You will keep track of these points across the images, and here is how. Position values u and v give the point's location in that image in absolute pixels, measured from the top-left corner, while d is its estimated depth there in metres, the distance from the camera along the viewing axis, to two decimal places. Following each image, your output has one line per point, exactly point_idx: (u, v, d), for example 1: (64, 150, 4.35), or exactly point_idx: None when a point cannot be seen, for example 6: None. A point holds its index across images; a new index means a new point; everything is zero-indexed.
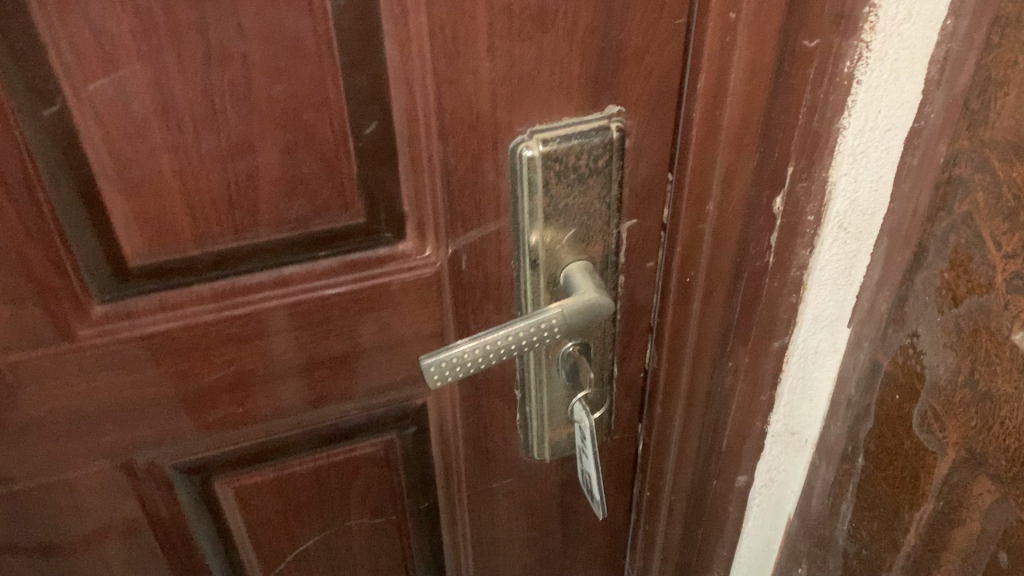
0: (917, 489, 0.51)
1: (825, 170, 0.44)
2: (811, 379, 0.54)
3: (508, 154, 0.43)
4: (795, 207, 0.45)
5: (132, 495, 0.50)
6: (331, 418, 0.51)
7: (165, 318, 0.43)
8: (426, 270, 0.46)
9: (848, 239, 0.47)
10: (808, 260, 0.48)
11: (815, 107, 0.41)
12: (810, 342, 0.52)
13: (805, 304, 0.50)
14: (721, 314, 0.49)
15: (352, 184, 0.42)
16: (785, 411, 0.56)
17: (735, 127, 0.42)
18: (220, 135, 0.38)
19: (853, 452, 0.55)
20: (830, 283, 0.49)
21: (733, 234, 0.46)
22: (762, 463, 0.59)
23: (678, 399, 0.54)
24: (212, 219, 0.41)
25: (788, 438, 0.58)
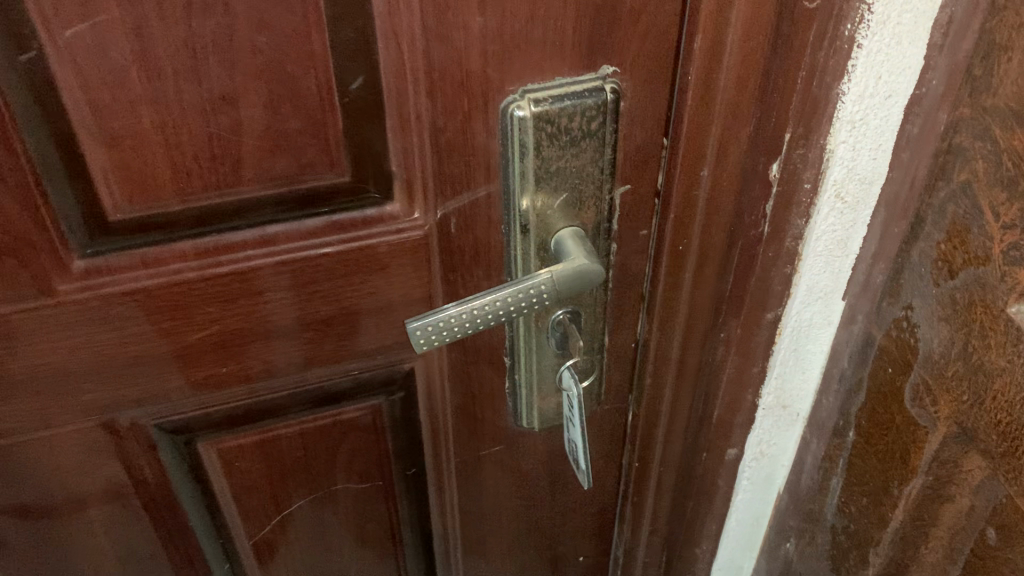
0: (907, 463, 0.50)
1: (823, 138, 0.43)
2: (804, 352, 0.54)
3: (498, 114, 0.42)
4: (792, 174, 0.44)
5: (115, 454, 0.49)
6: (318, 381, 0.51)
7: (148, 276, 0.43)
8: (414, 233, 0.46)
9: (845, 209, 0.46)
10: (804, 231, 0.47)
11: (814, 71, 0.40)
12: (804, 314, 0.51)
13: (800, 275, 0.49)
14: (714, 284, 0.49)
15: (338, 141, 0.41)
16: (777, 384, 0.55)
17: (731, 91, 0.41)
18: (203, 87, 0.37)
19: (844, 427, 0.55)
20: (825, 254, 0.48)
21: (727, 207, 0.46)
22: (752, 436, 0.58)
23: (669, 369, 0.53)
24: (194, 174, 0.40)
25: (779, 411, 0.57)
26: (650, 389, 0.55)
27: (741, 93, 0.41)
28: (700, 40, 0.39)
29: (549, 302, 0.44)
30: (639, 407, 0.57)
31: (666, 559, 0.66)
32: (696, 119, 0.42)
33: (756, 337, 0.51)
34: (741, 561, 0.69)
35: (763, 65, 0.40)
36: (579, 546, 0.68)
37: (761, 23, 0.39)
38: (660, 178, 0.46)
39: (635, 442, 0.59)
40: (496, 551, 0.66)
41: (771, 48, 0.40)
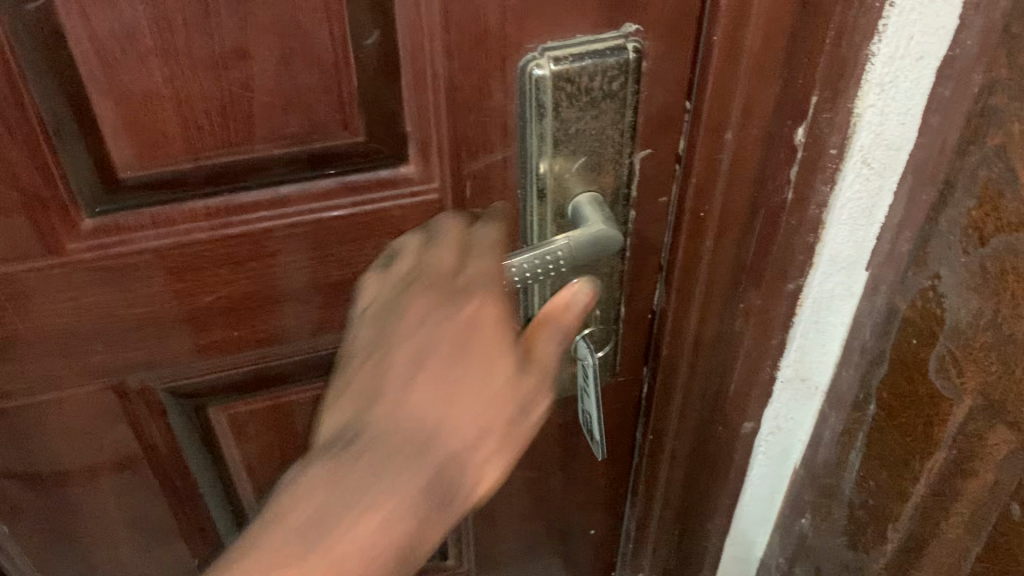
0: (929, 437, 0.50)
1: (851, 101, 0.41)
2: (824, 324, 0.52)
3: (517, 74, 0.41)
4: (817, 138, 0.42)
5: (124, 419, 0.49)
6: (330, 347, 0.50)
7: (158, 235, 0.42)
8: (429, 195, 0.45)
9: (871, 175, 0.44)
10: (829, 198, 0.45)
11: (844, 30, 0.38)
12: (826, 285, 0.49)
13: (822, 244, 0.47)
14: (733, 251, 0.47)
15: (352, 100, 0.40)
16: (795, 356, 0.53)
17: (758, 48, 0.39)
18: (214, 39, 0.36)
19: (864, 400, 0.54)
20: (850, 223, 0.46)
21: (751, 167, 0.44)
22: (770, 409, 0.56)
23: (685, 339, 0.53)
24: (205, 131, 0.39)
25: (797, 384, 0.55)
26: (666, 358, 0.54)
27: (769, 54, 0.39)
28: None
29: (568, 269, 0.44)
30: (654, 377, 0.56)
31: (678, 532, 0.66)
32: (721, 78, 0.40)
33: (776, 308, 0.50)
34: (753, 537, 0.68)
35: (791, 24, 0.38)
36: (590, 519, 0.68)
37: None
38: (681, 142, 0.45)
39: (650, 415, 0.58)
40: (506, 520, 0.65)
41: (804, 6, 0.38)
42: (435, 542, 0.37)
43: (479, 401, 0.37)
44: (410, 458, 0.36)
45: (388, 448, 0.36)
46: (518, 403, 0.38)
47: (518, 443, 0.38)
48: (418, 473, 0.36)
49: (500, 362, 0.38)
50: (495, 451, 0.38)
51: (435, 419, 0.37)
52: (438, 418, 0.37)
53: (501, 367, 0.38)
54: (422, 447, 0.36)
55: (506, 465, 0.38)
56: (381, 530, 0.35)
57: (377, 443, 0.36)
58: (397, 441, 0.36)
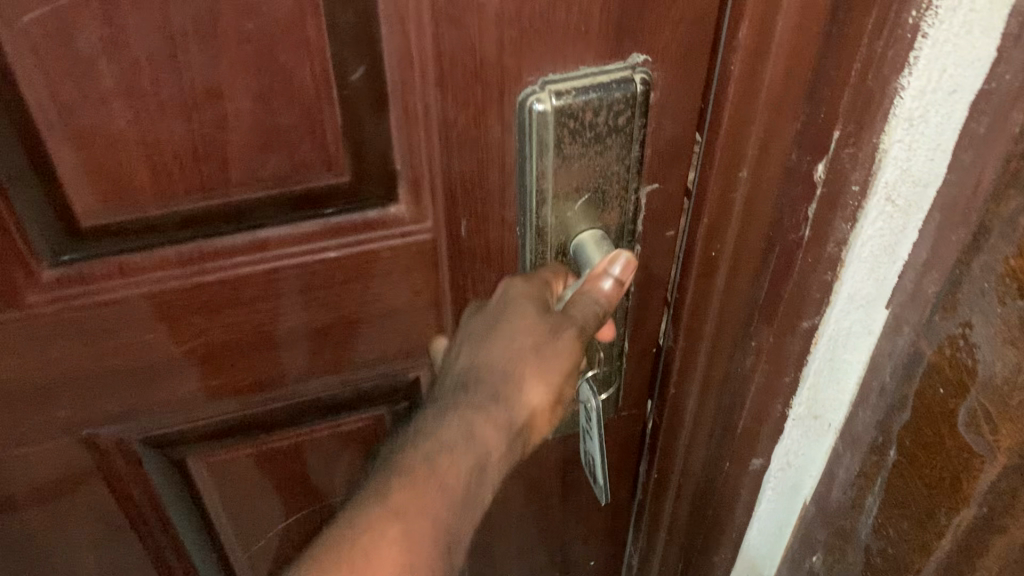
0: (957, 491, 0.47)
1: (875, 136, 0.38)
2: (839, 361, 0.49)
3: (515, 108, 0.38)
4: (838, 174, 0.39)
5: (96, 470, 0.46)
6: (315, 392, 0.47)
7: (128, 286, 0.39)
8: (421, 236, 0.42)
9: (895, 213, 0.41)
10: (849, 235, 0.42)
11: (871, 61, 0.35)
12: (843, 322, 0.46)
13: (840, 282, 0.44)
14: (746, 291, 0.45)
15: (336, 139, 0.37)
16: (809, 394, 0.51)
17: (778, 85, 0.36)
18: (183, 79, 0.33)
19: (884, 444, 0.51)
20: (871, 260, 0.43)
21: (764, 212, 0.41)
22: (780, 446, 0.54)
23: (694, 379, 0.50)
24: (176, 176, 0.35)
25: (809, 422, 0.53)
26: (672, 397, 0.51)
27: (788, 85, 0.37)
28: (745, 27, 0.35)
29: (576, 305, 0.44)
30: (661, 418, 0.53)
31: (683, 566, 0.63)
32: (736, 115, 0.38)
33: (789, 347, 0.47)
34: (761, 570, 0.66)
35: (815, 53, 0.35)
36: (590, 551, 0.65)
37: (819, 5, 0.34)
38: (692, 174, 0.43)
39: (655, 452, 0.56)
40: (505, 556, 0.62)
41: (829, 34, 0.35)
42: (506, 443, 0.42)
43: (519, 338, 0.42)
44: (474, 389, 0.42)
45: (454, 389, 0.42)
46: (547, 328, 0.42)
47: (560, 362, 0.42)
48: (480, 398, 0.42)
49: (526, 309, 0.42)
50: (539, 372, 0.42)
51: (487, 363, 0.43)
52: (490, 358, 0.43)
53: (528, 310, 0.42)
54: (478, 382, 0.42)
55: (554, 384, 0.43)
56: (449, 447, 0.40)
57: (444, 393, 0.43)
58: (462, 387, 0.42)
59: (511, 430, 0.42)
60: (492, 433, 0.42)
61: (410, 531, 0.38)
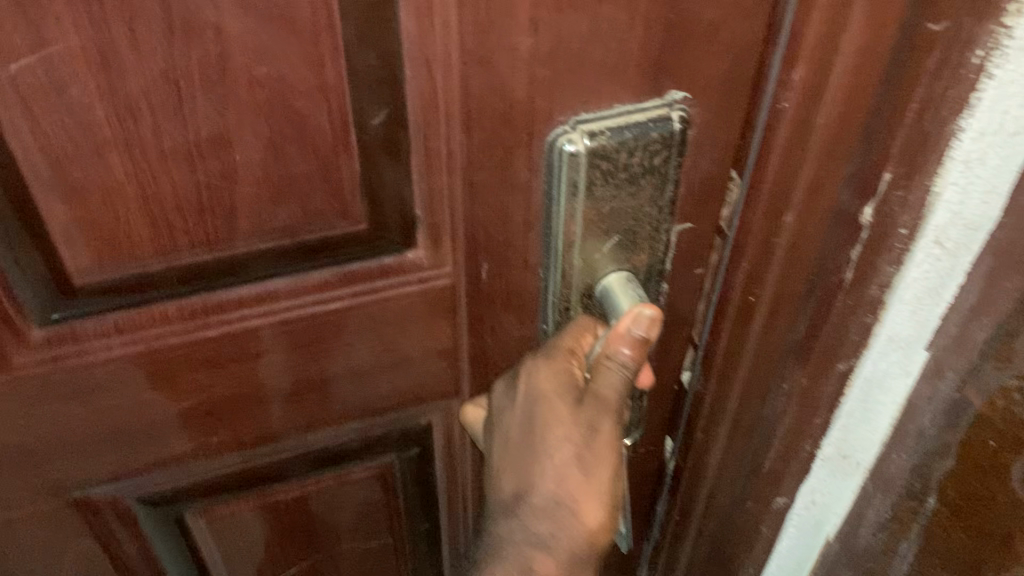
0: (1006, 549, 0.46)
1: (928, 180, 0.36)
2: (872, 403, 0.47)
3: (544, 148, 0.35)
4: (886, 217, 0.37)
5: (88, 531, 0.43)
6: (323, 442, 0.44)
7: (123, 343, 0.35)
8: (438, 281, 0.39)
9: (943, 257, 0.39)
10: (892, 278, 0.40)
11: (929, 103, 0.33)
12: (879, 364, 0.45)
13: (881, 324, 0.42)
14: (782, 334, 0.43)
15: (351, 184, 0.34)
16: (839, 435, 0.49)
17: (832, 129, 0.35)
18: (188, 127, 0.30)
19: (922, 492, 0.48)
20: (913, 302, 0.41)
21: (810, 250, 0.40)
22: (806, 485, 0.52)
23: (722, 421, 0.48)
24: (178, 228, 0.32)
25: (837, 462, 0.51)
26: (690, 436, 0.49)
27: (841, 129, 0.35)
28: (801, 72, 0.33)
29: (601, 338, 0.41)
30: (685, 458, 0.51)
31: None
32: (788, 159, 0.36)
33: (822, 388, 0.45)
34: None
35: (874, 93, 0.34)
36: None
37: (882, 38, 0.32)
38: (726, 212, 0.40)
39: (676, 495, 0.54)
40: None
41: (882, 67, 0.34)
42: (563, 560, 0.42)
43: (558, 449, 0.41)
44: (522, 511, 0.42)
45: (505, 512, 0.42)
46: (584, 427, 0.40)
47: (603, 463, 0.41)
48: (538, 526, 0.42)
49: (556, 401, 0.40)
50: (586, 481, 0.41)
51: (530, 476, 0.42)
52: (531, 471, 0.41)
53: (559, 406, 0.40)
54: (531, 503, 0.41)
55: (607, 494, 0.41)
56: None
57: (502, 514, 0.43)
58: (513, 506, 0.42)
59: (572, 549, 0.42)
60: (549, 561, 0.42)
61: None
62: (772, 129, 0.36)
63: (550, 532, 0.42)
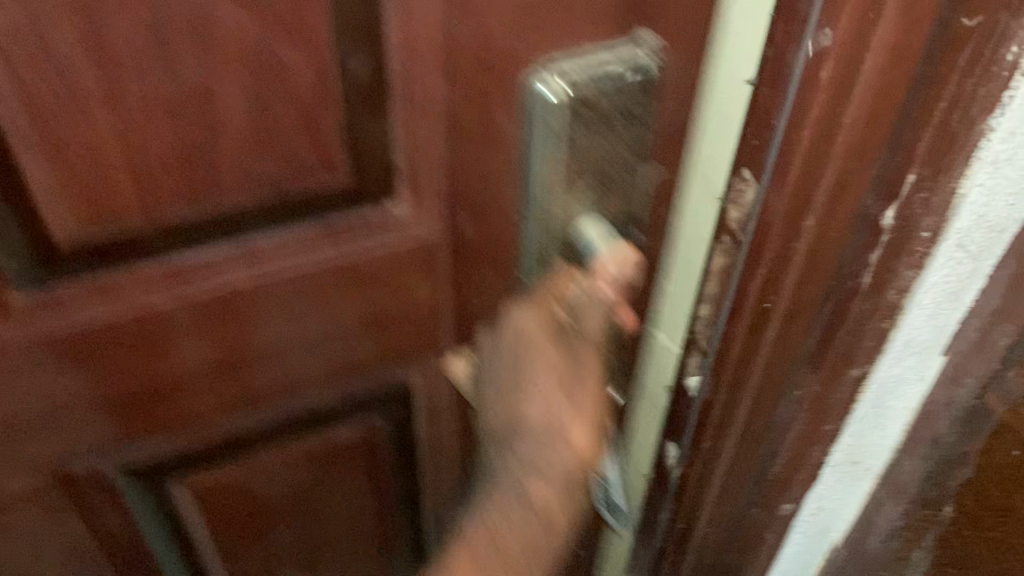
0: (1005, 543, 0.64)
1: (955, 180, 0.39)
2: (885, 407, 0.54)
3: (522, 97, 0.35)
4: (908, 219, 0.40)
5: (71, 507, 0.42)
6: (307, 404, 0.44)
7: (104, 305, 0.35)
8: (420, 236, 0.39)
9: (966, 259, 0.45)
10: (909, 282, 0.43)
11: (957, 100, 0.35)
12: (892, 368, 0.50)
13: (899, 326, 0.47)
14: (801, 342, 0.45)
15: (334, 137, 0.34)
16: (849, 445, 0.55)
17: (858, 133, 0.36)
18: (170, 78, 0.29)
19: (941, 498, 0.63)
20: (930, 300, 0.46)
21: (830, 260, 0.41)
22: (814, 491, 0.57)
23: (736, 419, 0.48)
24: (162, 184, 0.32)
25: (848, 467, 0.57)
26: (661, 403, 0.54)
27: (870, 127, 0.36)
28: (828, 70, 0.33)
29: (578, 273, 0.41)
30: (693, 463, 0.52)
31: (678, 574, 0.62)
32: (810, 165, 0.37)
33: (835, 394, 0.48)
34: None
35: (907, 89, 0.35)
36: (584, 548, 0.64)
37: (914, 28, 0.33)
38: (733, 214, 0.41)
39: (681, 505, 0.55)
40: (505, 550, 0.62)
41: (890, 45, 0.33)
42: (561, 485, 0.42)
43: (543, 381, 0.42)
44: (515, 445, 0.42)
45: (500, 446, 0.43)
46: (569, 354, 0.41)
47: (590, 385, 0.42)
48: (534, 455, 0.42)
49: (537, 335, 0.40)
50: (575, 407, 0.42)
51: (517, 412, 0.42)
52: (518, 407, 0.42)
53: (541, 339, 0.40)
54: (522, 432, 0.42)
55: (596, 415, 0.43)
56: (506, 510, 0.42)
57: (495, 450, 0.43)
58: (505, 439, 0.43)
59: (567, 474, 0.42)
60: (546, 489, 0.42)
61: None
62: (798, 128, 0.35)
63: (545, 460, 0.42)
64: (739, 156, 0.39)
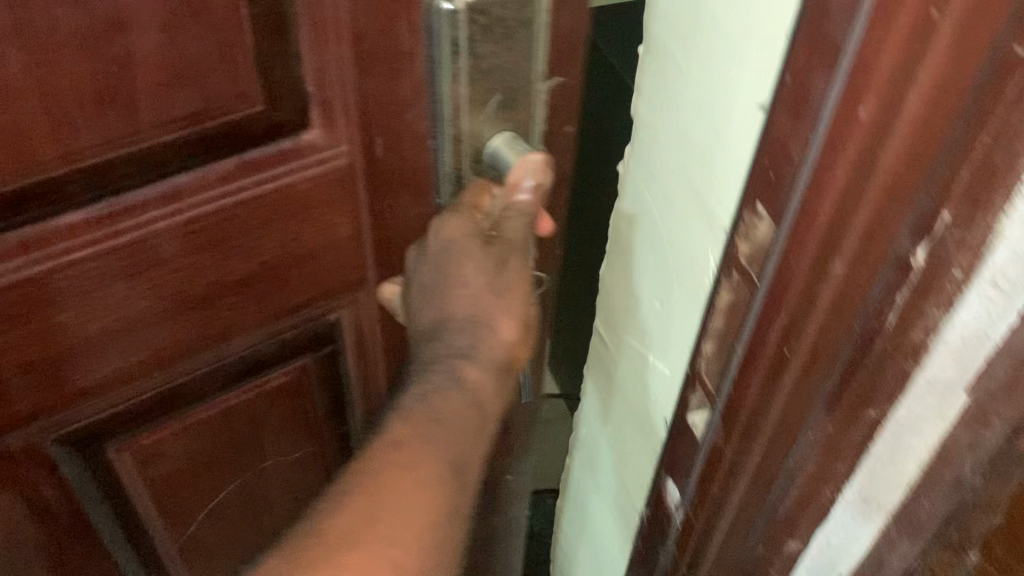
0: None
1: (991, 215, 0.30)
2: (900, 442, 0.41)
3: (423, 12, 0.37)
4: (939, 260, 0.32)
5: (8, 483, 0.41)
6: (239, 351, 0.45)
7: (32, 261, 0.34)
8: (337, 161, 0.40)
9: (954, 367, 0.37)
10: (939, 323, 0.35)
11: (998, 142, 0.28)
12: (914, 406, 0.39)
13: (921, 363, 0.37)
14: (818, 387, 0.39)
15: (246, 66, 0.34)
16: (867, 475, 0.43)
17: (898, 157, 0.29)
18: (80, 10, 0.29)
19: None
20: (957, 344, 0.36)
21: (850, 311, 0.35)
22: (820, 530, 0.47)
23: (742, 471, 0.44)
24: (80, 126, 0.32)
25: (865, 507, 0.45)
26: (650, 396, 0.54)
27: (909, 162, 0.29)
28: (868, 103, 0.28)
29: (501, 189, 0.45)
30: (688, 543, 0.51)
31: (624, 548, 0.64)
32: (845, 193, 0.31)
33: (849, 434, 0.40)
34: None
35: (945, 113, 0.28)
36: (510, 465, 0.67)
37: (941, 110, 0.28)
38: (745, 245, 0.37)
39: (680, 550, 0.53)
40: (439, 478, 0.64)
41: (936, 80, 0.27)
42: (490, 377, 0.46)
43: (474, 282, 0.45)
44: (441, 341, 0.45)
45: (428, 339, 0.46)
46: (495, 262, 0.44)
47: (513, 288, 0.46)
48: (459, 341, 0.45)
49: (467, 244, 0.43)
50: (501, 304, 0.46)
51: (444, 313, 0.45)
52: (447, 308, 0.45)
53: (470, 247, 0.44)
54: (448, 326, 0.46)
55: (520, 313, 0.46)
56: (442, 389, 0.44)
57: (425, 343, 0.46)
58: (435, 334, 0.46)
59: (493, 359, 0.46)
60: (476, 374, 0.45)
61: (406, 498, 0.40)
62: (831, 162, 0.31)
63: (471, 345, 0.46)
64: (752, 188, 0.35)
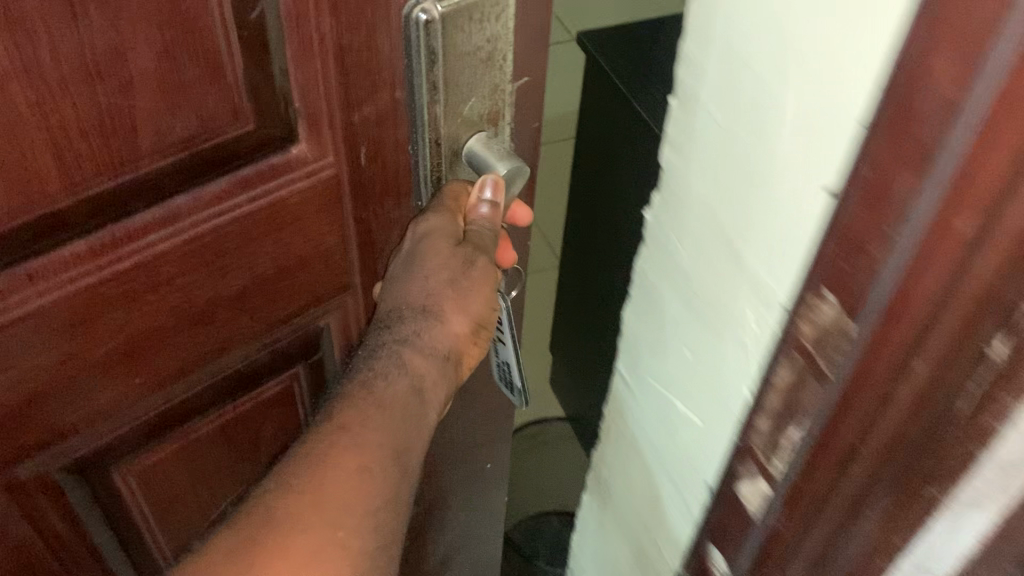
0: None
1: None
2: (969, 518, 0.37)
3: (401, 24, 0.38)
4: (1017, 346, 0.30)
5: (18, 514, 0.41)
6: (235, 363, 0.46)
7: (39, 293, 0.35)
8: (324, 172, 0.41)
9: None
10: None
11: None
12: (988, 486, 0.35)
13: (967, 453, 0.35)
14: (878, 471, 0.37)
15: (238, 87, 0.35)
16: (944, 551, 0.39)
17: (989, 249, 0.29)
18: (84, 45, 0.30)
19: None
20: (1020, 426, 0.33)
21: (920, 413, 0.34)
22: None
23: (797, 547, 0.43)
24: (84, 156, 0.33)
25: None
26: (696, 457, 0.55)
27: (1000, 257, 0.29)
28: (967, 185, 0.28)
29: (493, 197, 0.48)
30: None
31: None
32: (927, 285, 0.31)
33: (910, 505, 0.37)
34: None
35: None
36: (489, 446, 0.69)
37: None
38: (808, 327, 0.38)
39: None
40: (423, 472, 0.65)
41: None
42: (435, 377, 0.46)
43: (436, 274, 0.45)
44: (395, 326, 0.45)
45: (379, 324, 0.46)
46: (462, 261, 0.46)
47: (476, 286, 0.46)
48: (404, 329, 0.45)
49: (440, 240, 0.45)
50: (459, 299, 0.46)
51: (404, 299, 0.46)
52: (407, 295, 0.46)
53: (442, 244, 0.45)
54: (401, 316, 0.46)
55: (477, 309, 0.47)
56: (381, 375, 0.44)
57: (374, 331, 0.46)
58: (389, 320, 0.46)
59: (436, 352, 0.46)
60: (421, 362, 0.45)
61: (344, 490, 0.40)
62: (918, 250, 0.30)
63: (416, 333, 0.46)
64: (819, 274, 0.36)
